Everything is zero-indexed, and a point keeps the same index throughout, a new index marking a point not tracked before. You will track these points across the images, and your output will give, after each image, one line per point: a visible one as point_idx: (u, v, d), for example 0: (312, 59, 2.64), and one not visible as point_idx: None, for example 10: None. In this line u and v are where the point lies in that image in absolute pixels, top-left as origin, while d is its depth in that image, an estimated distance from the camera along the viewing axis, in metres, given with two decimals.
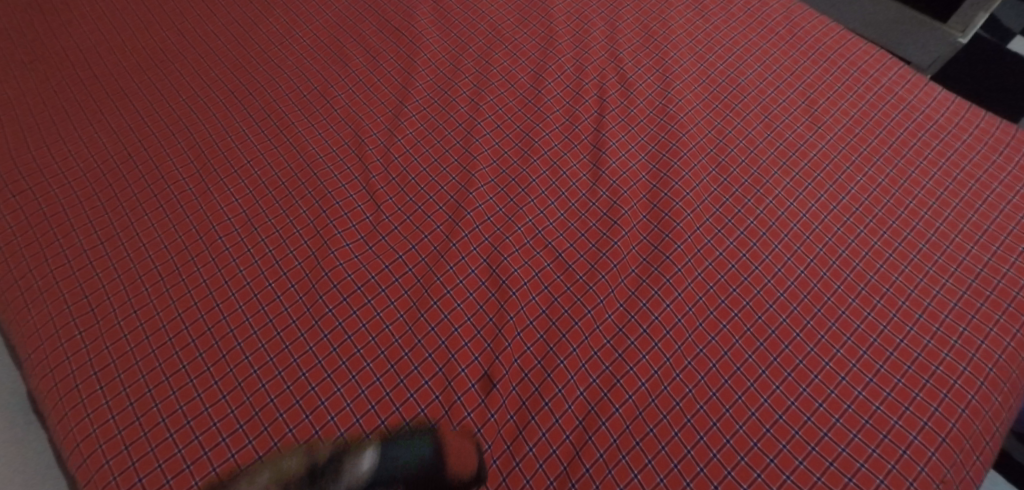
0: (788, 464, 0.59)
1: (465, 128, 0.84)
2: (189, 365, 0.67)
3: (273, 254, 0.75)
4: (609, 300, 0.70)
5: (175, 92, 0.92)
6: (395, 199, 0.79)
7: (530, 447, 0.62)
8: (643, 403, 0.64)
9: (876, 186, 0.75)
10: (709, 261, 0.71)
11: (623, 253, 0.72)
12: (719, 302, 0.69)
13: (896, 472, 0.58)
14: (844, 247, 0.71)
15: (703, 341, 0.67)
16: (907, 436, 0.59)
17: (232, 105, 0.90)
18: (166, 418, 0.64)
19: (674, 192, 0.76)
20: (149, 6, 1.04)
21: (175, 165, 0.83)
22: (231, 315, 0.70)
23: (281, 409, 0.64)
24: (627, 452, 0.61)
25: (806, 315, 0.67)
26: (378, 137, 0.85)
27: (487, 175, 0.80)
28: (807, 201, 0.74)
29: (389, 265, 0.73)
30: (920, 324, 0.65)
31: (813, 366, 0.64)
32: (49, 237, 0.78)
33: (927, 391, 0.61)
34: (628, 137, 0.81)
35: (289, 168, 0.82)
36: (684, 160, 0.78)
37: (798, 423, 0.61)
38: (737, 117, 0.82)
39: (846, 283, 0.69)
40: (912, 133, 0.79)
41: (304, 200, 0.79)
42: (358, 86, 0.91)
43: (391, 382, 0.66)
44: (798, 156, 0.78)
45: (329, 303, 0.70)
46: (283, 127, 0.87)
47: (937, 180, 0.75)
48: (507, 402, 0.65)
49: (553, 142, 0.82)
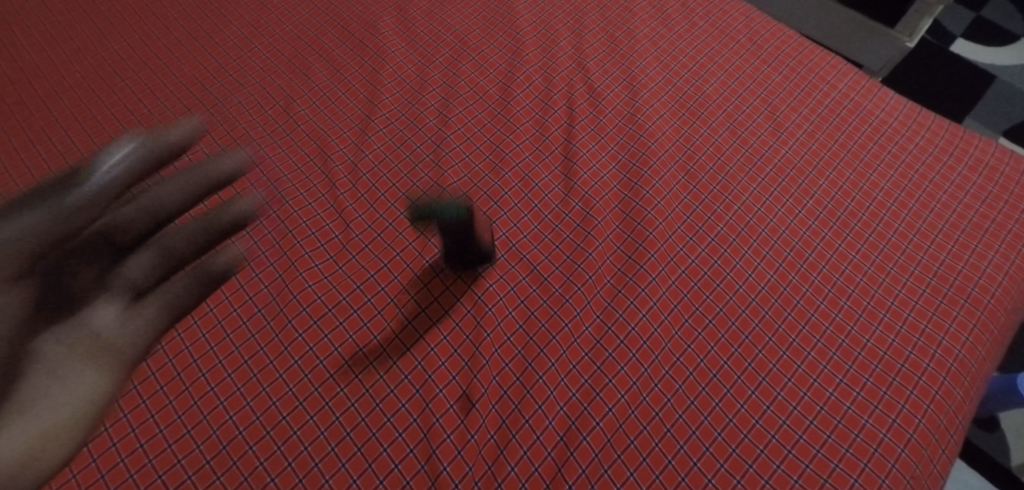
0: (766, 469, 0.60)
1: (434, 141, 0.83)
2: (150, 399, 0.64)
3: (238, 278, 0.72)
4: (585, 312, 0.69)
5: (125, 110, 0.88)
6: (364, 216, 0.77)
7: (511, 467, 0.61)
8: (623, 415, 0.64)
9: (838, 189, 0.77)
10: (682, 269, 0.72)
11: (598, 264, 0.72)
12: (694, 309, 0.69)
13: (869, 470, 0.59)
14: (810, 250, 0.73)
15: (680, 350, 0.67)
16: (877, 433, 0.61)
17: (188, 121, 0.86)
18: (125, 457, 0.61)
19: (646, 201, 0.76)
20: (92, 19, 0.99)
21: None
22: (194, 343, 0.68)
23: (252, 441, 0.62)
24: (609, 465, 0.61)
25: (777, 319, 0.68)
26: (344, 153, 0.83)
27: (459, 190, 0.79)
28: (773, 206, 0.76)
29: (360, 284, 0.72)
30: (884, 323, 0.67)
31: (786, 369, 0.65)
32: None
33: (894, 389, 0.63)
34: (597, 147, 0.82)
35: (252, 188, 0.79)
36: (654, 168, 0.79)
37: (775, 426, 0.62)
38: (703, 125, 0.83)
39: (814, 286, 0.70)
40: (870, 137, 0.81)
41: (269, 221, 0.76)
42: (322, 101, 0.88)
43: (367, 406, 0.64)
44: (763, 162, 0.79)
45: (300, 327, 0.68)
46: (244, 144, 0.84)
47: (894, 182, 0.77)
48: (486, 421, 0.64)
49: (524, 154, 0.82)
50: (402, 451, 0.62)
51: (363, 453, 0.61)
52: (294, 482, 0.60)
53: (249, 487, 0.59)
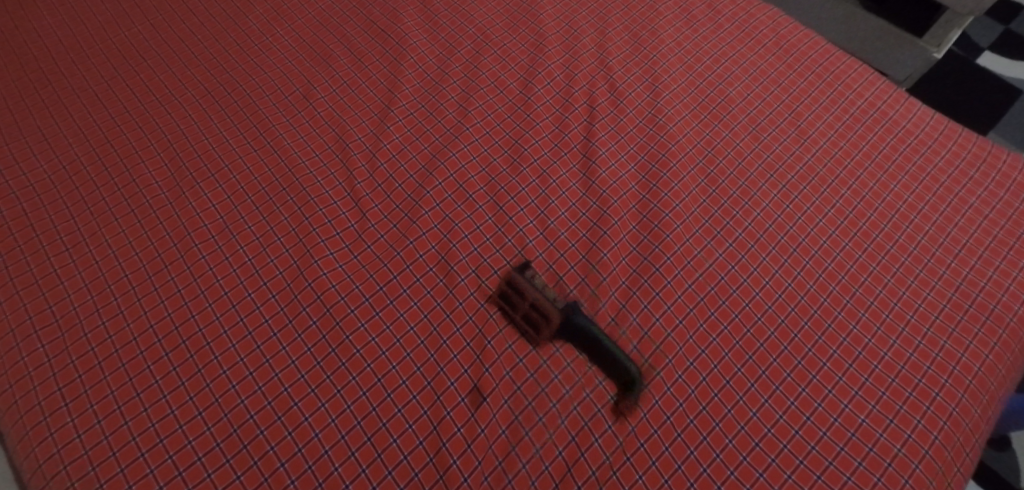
0: (777, 478, 0.59)
1: (453, 134, 0.83)
2: (163, 379, 0.64)
3: (253, 263, 0.72)
4: (600, 312, 0.69)
5: (146, 91, 0.88)
6: (381, 207, 0.77)
7: (521, 464, 0.61)
8: (634, 418, 0.63)
9: (860, 199, 0.76)
10: (699, 273, 0.71)
11: (614, 265, 0.72)
12: (709, 314, 0.69)
13: (882, 484, 0.59)
14: (830, 260, 0.72)
15: (694, 354, 0.66)
16: (891, 447, 0.60)
17: (207, 103, 0.86)
18: (137, 436, 0.61)
19: (665, 203, 0.75)
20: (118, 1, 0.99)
21: (146, 167, 0.79)
22: (208, 325, 0.67)
23: (263, 426, 0.62)
24: (618, 467, 0.61)
25: (793, 328, 0.67)
26: (363, 142, 0.82)
27: (477, 184, 0.79)
28: (793, 213, 0.75)
29: (375, 274, 0.71)
30: (903, 337, 0.67)
31: (800, 379, 0.65)
32: (10, 243, 0.74)
33: (910, 403, 0.63)
34: (617, 146, 0.81)
35: (270, 174, 0.79)
36: (673, 170, 0.78)
37: (787, 436, 0.61)
38: (725, 128, 0.83)
39: (832, 296, 0.69)
40: (894, 148, 0.80)
41: (286, 207, 0.76)
42: (342, 89, 0.88)
43: (378, 396, 0.64)
44: (785, 168, 0.79)
45: (314, 314, 0.68)
46: (263, 129, 0.84)
47: (918, 193, 0.76)
48: (497, 417, 0.63)
49: (543, 150, 0.81)
50: (412, 443, 0.62)
51: (372, 443, 0.61)
52: (303, 468, 0.60)
53: (259, 472, 0.59)
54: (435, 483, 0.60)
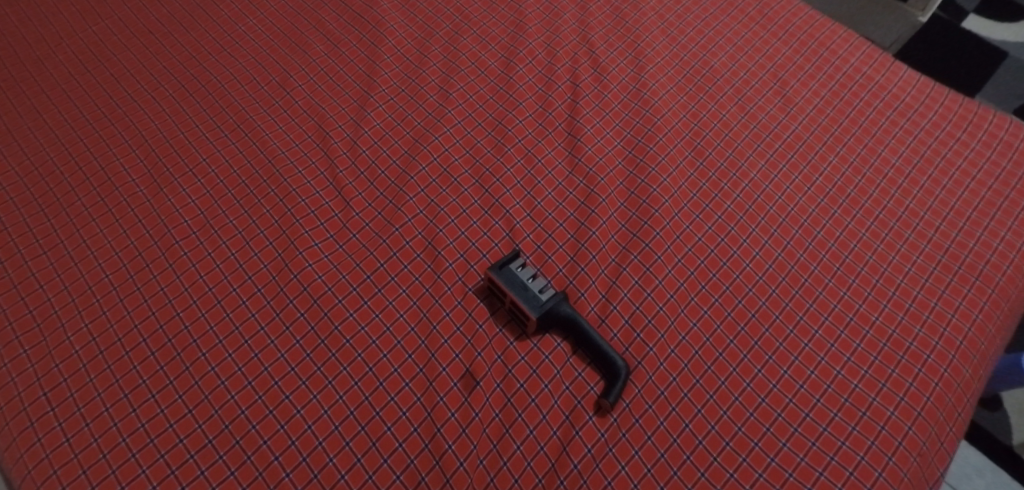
0: (772, 447, 0.59)
1: (435, 117, 0.82)
2: (150, 379, 0.63)
3: (236, 258, 0.71)
4: (590, 292, 0.68)
5: (118, 87, 0.86)
6: (364, 195, 0.76)
7: (517, 446, 0.61)
8: (628, 395, 0.63)
9: (848, 165, 0.76)
10: (688, 247, 0.71)
11: (602, 243, 0.71)
12: (700, 288, 0.68)
13: (876, 448, 0.59)
14: (819, 228, 0.71)
15: (686, 328, 0.66)
16: (885, 411, 0.60)
17: (182, 97, 0.85)
18: (127, 437, 0.60)
19: (652, 178, 0.75)
20: None
21: (122, 165, 0.78)
22: (193, 322, 0.66)
23: (254, 420, 0.61)
24: (614, 444, 0.61)
25: (784, 298, 0.67)
26: (343, 130, 0.81)
27: (461, 167, 0.78)
28: (782, 182, 0.75)
29: (361, 262, 0.70)
30: (894, 301, 0.66)
31: (792, 348, 0.64)
32: None
33: (902, 367, 0.63)
34: (602, 123, 0.80)
35: (250, 166, 0.78)
36: (659, 145, 0.77)
37: (781, 405, 0.61)
38: (711, 100, 0.82)
39: (822, 264, 0.69)
40: (881, 113, 0.80)
41: (267, 199, 0.75)
42: (320, 77, 0.87)
43: (370, 385, 0.63)
44: (771, 138, 0.78)
45: (301, 306, 0.67)
46: (240, 121, 0.82)
47: (906, 157, 0.76)
48: (491, 400, 0.63)
49: (527, 130, 0.80)
50: (406, 430, 0.61)
51: (366, 432, 0.61)
52: (297, 460, 0.59)
53: (253, 466, 0.59)
54: (431, 469, 0.59)
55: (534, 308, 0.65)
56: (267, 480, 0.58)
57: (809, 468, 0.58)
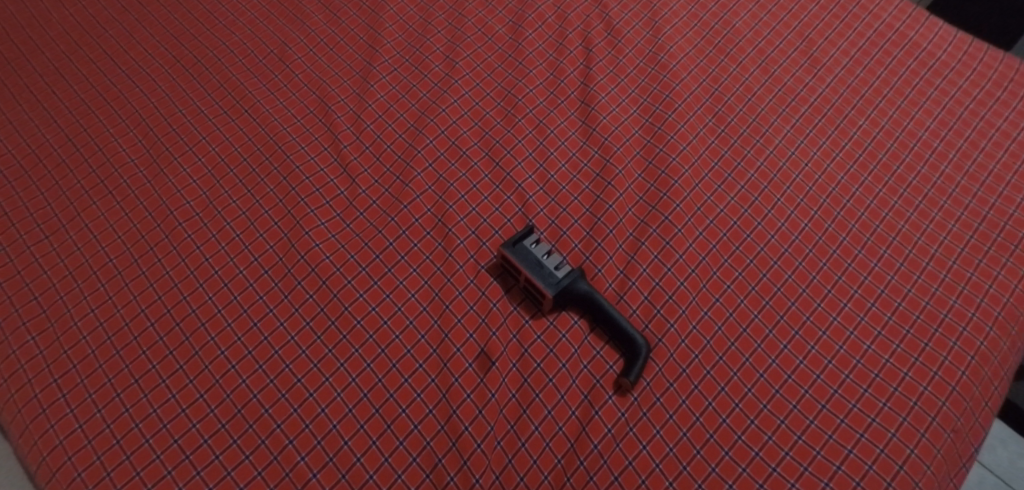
0: (799, 425, 0.57)
1: (441, 88, 0.78)
2: (160, 364, 0.62)
3: (241, 239, 0.69)
4: (608, 268, 0.65)
5: (112, 65, 0.82)
6: (370, 171, 0.73)
7: (535, 427, 0.59)
8: (649, 373, 0.61)
9: (878, 129, 0.72)
10: (710, 219, 0.68)
11: (619, 217, 0.68)
12: (723, 261, 0.66)
13: (908, 424, 0.57)
14: (848, 196, 0.68)
15: (708, 304, 0.64)
16: (918, 387, 0.58)
17: (177, 72, 0.82)
18: (139, 423, 0.58)
19: (671, 147, 0.71)
20: None
21: (121, 146, 0.75)
22: (201, 305, 0.65)
23: (266, 405, 0.59)
24: (635, 424, 0.59)
25: (811, 270, 0.64)
26: (346, 104, 0.78)
27: (471, 140, 0.75)
28: (808, 149, 0.71)
29: (369, 241, 0.68)
30: (928, 272, 0.63)
31: (820, 322, 0.62)
32: None
33: (936, 340, 0.60)
34: (617, 90, 0.76)
35: (251, 144, 0.75)
36: (678, 112, 0.74)
37: (808, 382, 0.59)
38: (732, 63, 0.78)
39: (852, 235, 0.66)
40: (915, 72, 0.76)
41: (271, 178, 0.73)
42: (319, 48, 0.83)
43: (383, 367, 0.61)
44: (797, 102, 0.74)
45: (309, 288, 0.65)
46: (239, 97, 0.79)
47: (941, 119, 0.72)
48: (507, 380, 0.61)
49: (538, 99, 0.77)
50: (421, 412, 0.60)
51: (381, 415, 0.59)
52: (312, 444, 0.58)
53: (267, 450, 0.57)
54: (447, 451, 0.58)
55: (549, 285, 0.62)
56: (282, 464, 0.57)
57: (837, 446, 0.56)
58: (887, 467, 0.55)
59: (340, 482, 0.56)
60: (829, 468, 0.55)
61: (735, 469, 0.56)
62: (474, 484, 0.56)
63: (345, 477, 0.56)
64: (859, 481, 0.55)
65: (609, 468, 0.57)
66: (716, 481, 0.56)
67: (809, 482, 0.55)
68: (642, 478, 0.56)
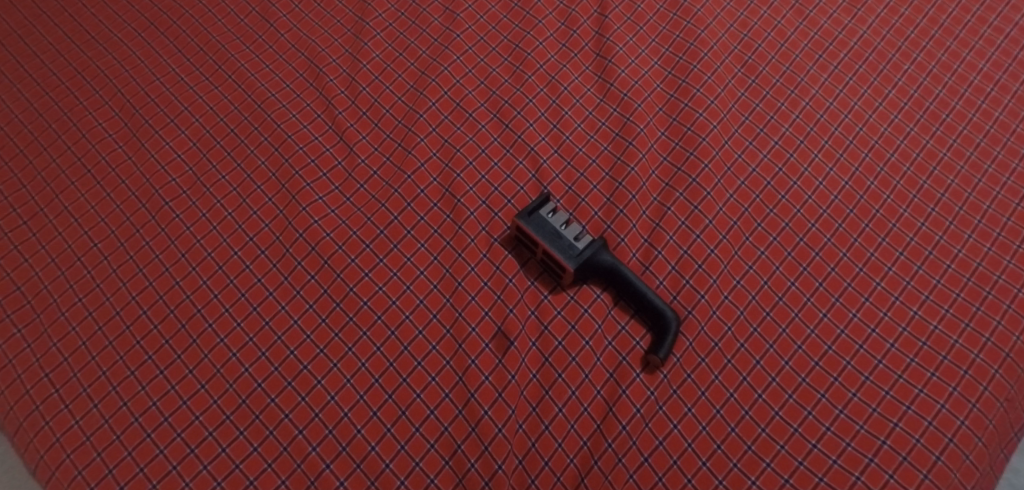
0: (840, 398, 0.54)
1: (442, 44, 0.72)
2: (156, 354, 0.57)
3: (232, 218, 0.63)
4: (632, 237, 0.61)
5: (80, 30, 0.76)
6: (369, 139, 0.67)
7: (558, 409, 0.55)
8: (679, 348, 0.57)
9: (925, 75, 0.67)
10: (741, 180, 0.63)
11: (643, 181, 0.63)
12: (755, 226, 0.61)
13: (958, 395, 0.53)
14: (892, 150, 0.63)
15: (741, 272, 0.59)
16: (968, 354, 0.55)
17: (151, 37, 0.75)
18: (139, 417, 0.54)
19: (697, 101, 0.66)
20: None
21: (96, 120, 0.69)
22: (195, 290, 0.60)
23: (272, 394, 0.56)
24: (664, 402, 0.55)
25: (852, 233, 0.60)
26: (338, 65, 0.72)
27: (477, 101, 0.69)
28: (848, 99, 0.66)
29: (372, 216, 0.63)
30: (980, 230, 0.59)
31: (862, 288, 0.58)
32: None
33: (989, 304, 0.56)
34: (636, 40, 0.70)
35: (237, 112, 0.69)
36: (705, 61, 0.68)
37: (850, 352, 0.56)
38: (763, 6, 0.72)
39: (896, 192, 0.61)
40: (966, 10, 0.71)
41: (261, 149, 0.67)
42: (305, 4, 0.77)
43: (394, 351, 0.57)
44: (834, 47, 0.69)
45: (310, 268, 0.61)
46: (221, 61, 0.73)
47: (994, 61, 0.67)
48: (527, 360, 0.57)
49: (549, 53, 0.71)
50: (437, 397, 0.56)
51: (395, 400, 0.55)
52: (323, 434, 0.54)
53: (275, 442, 0.54)
54: (466, 437, 0.54)
55: (571, 258, 0.57)
56: (293, 456, 0.53)
57: (882, 419, 0.53)
58: (936, 440, 0.51)
59: (354, 473, 0.53)
60: (874, 443, 0.52)
61: (772, 447, 0.52)
62: (496, 471, 0.53)
63: (360, 468, 0.53)
64: (907, 456, 0.51)
65: (639, 449, 0.53)
66: (753, 460, 0.52)
67: (853, 458, 0.51)
68: (674, 458, 0.53)
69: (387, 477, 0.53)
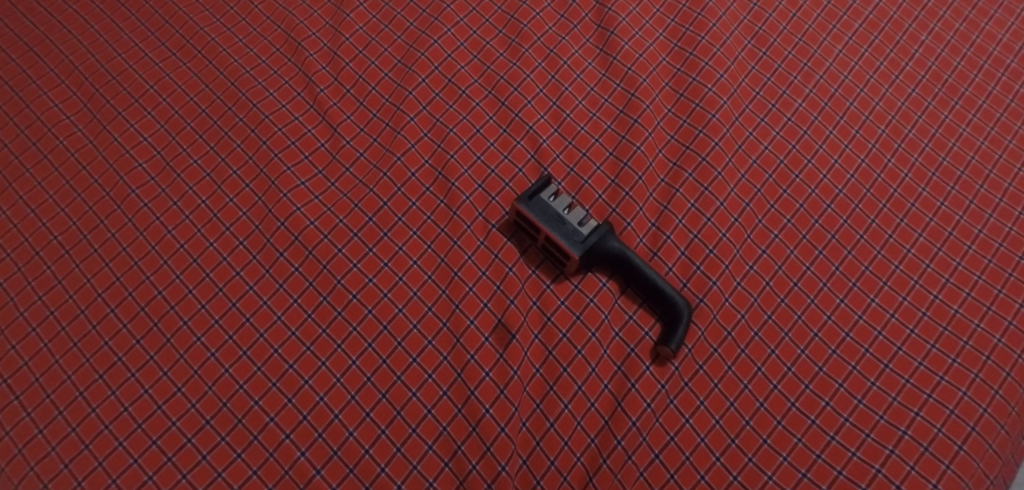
0: (859, 388, 0.51)
1: (432, 15, 0.68)
2: (127, 355, 0.52)
3: (206, 207, 0.58)
4: (638, 221, 0.57)
5: (31, 3, 0.69)
6: (354, 118, 0.63)
7: (564, 405, 0.52)
8: (690, 338, 0.53)
9: (943, 46, 0.66)
10: (753, 158, 0.60)
11: (649, 161, 0.59)
12: (768, 208, 0.58)
13: (980, 382, 0.51)
14: (910, 126, 0.61)
15: (754, 257, 0.56)
16: (990, 339, 0.52)
17: (112, 9, 0.69)
18: (109, 424, 0.49)
19: (705, 76, 0.63)
20: None
21: (52, 100, 0.63)
22: (168, 286, 0.55)
23: (255, 397, 0.51)
24: (675, 396, 0.52)
25: (869, 213, 0.58)
26: (319, 39, 0.67)
27: (470, 76, 0.65)
28: (862, 73, 0.64)
29: (360, 202, 0.59)
30: (1000, 210, 0.58)
31: (880, 272, 0.55)
32: None
33: (1011, 286, 0.54)
34: (639, 10, 0.67)
35: (208, 91, 0.64)
36: (713, 33, 0.65)
37: (868, 339, 0.53)
38: None
39: (914, 170, 0.59)
40: None
41: (236, 131, 0.62)
42: None
43: (387, 347, 0.53)
44: (849, 17, 0.67)
45: (294, 260, 0.56)
46: (188, 34, 0.67)
47: (1014, 31, 0.67)
48: (530, 354, 0.54)
49: (547, 25, 0.67)
50: (435, 395, 0.52)
51: (389, 400, 0.51)
52: (313, 437, 0.50)
53: (261, 447, 0.49)
54: (467, 437, 0.51)
55: (576, 246, 0.54)
56: (280, 462, 0.49)
57: (902, 409, 0.50)
58: (958, 428, 0.49)
59: (347, 479, 0.49)
60: (894, 433, 0.49)
61: (789, 440, 0.50)
62: (499, 472, 0.49)
63: (352, 472, 0.49)
64: (928, 447, 0.48)
65: (649, 446, 0.50)
66: (770, 454, 0.49)
67: (872, 450, 0.49)
68: (686, 454, 0.50)
69: (383, 481, 0.49)
